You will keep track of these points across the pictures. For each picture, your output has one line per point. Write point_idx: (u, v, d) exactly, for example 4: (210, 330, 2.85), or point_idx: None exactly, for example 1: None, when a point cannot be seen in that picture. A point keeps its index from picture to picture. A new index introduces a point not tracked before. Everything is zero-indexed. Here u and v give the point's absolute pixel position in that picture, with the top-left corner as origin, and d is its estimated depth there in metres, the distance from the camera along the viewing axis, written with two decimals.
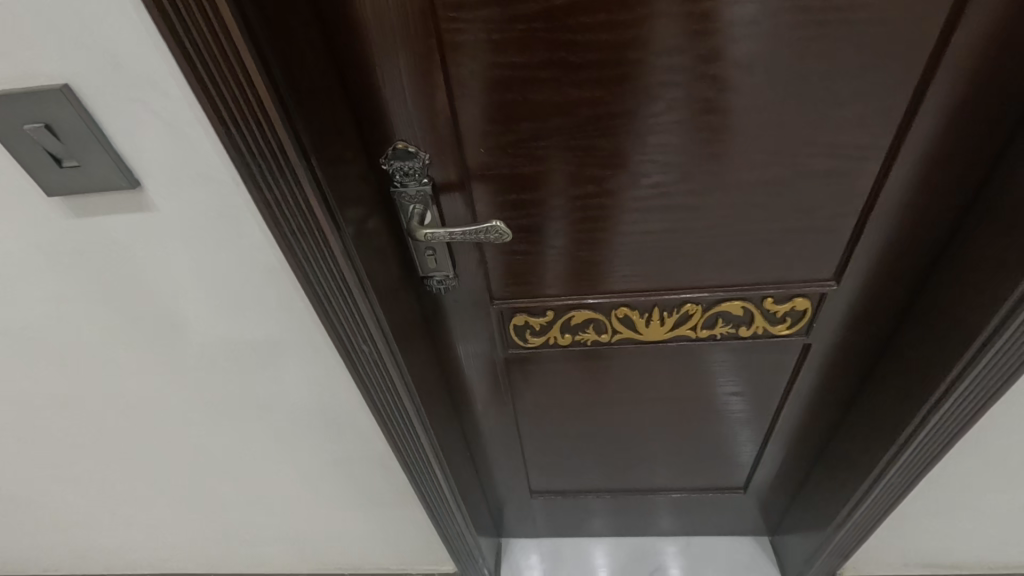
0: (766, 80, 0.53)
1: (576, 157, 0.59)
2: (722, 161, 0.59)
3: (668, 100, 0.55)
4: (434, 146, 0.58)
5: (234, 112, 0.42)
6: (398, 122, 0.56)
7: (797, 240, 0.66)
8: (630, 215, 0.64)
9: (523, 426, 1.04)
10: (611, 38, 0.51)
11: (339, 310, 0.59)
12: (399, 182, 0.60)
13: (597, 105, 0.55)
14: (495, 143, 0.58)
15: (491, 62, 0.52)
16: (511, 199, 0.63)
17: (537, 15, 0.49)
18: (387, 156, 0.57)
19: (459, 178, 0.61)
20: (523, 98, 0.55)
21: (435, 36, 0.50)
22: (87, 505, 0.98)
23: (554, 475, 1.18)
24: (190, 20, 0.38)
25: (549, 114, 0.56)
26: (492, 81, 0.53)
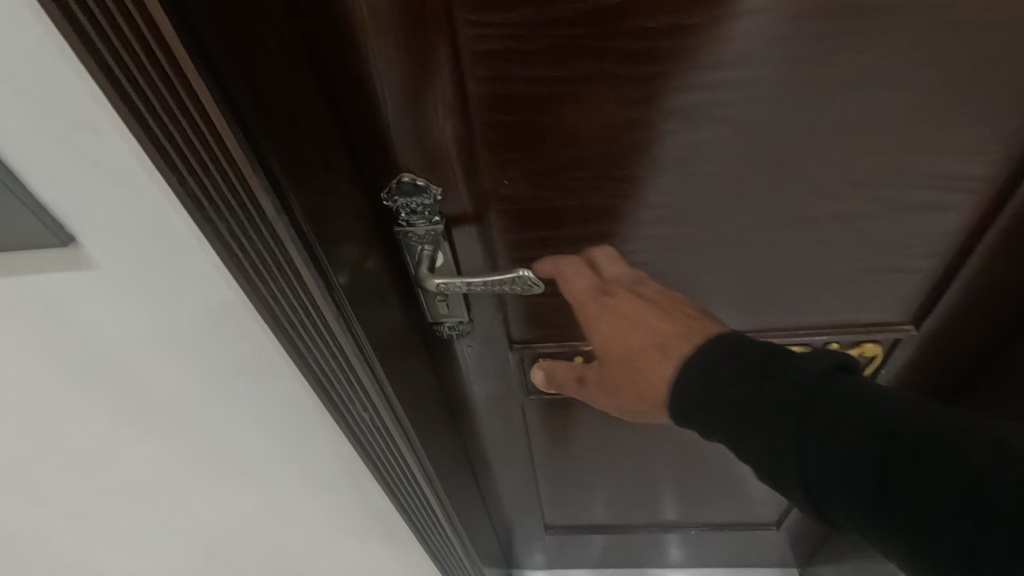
0: (868, 102, 0.42)
1: (616, 191, 0.49)
2: (798, 197, 0.49)
3: (739, 124, 0.44)
4: (446, 177, 0.47)
5: (187, 152, 0.32)
6: (403, 151, 0.45)
7: (875, 283, 0.56)
8: (680, 254, 0.54)
9: (539, 464, 0.95)
10: (672, 48, 0.39)
11: (334, 376, 0.49)
12: (403, 220, 0.49)
13: (646, 130, 0.44)
14: (520, 174, 0.48)
15: (518, 78, 0.41)
16: (537, 237, 0.53)
17: (581, 19, 0.38)
18: (389, 190, 0.47)
19: (477, 215, 0.51)
20: (556, 122, 0.44)
21: (450, 45, 0.39)
22: (54, 565, 0.87)
23: (571, 512, 1.10)
24: (115, 34, 0.27)
25: (587, 140, 0.45)
26: (518, 101, 0.43)
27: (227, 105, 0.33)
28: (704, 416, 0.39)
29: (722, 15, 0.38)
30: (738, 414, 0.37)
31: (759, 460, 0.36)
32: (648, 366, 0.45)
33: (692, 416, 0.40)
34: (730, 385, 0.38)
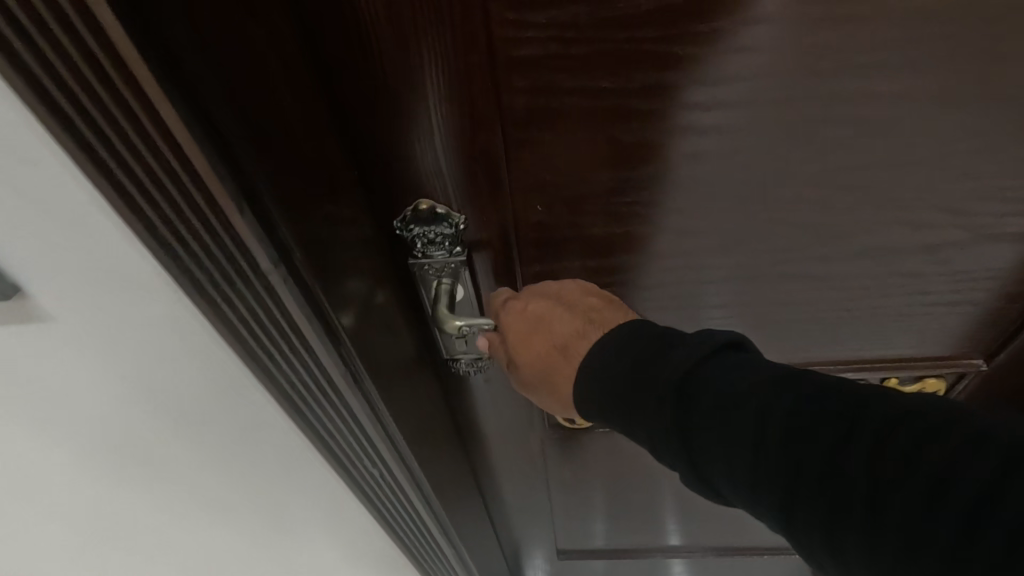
0: (974, 119, 0.35)
1: (666, 220, 0.42)
2: (879, 227, 0.42)
3: (820, 144, 0.37)
4: (470, 203, 0.41)
5: (159, 199, 0.24)
6: (421, 174, 0.38)
7: (949, 319, 0.50)
8: (735, 290, 0.47)
9: (556, 503, 0.88)
10: (744, 54, 0.33)
11: (341, 437, 0.42)
12: (417, 251, 0.42)
13: (709, 151, 0.38)
14: (556, 200, 0.41)
15: (562, 90, 0.34)
16: (569, 268, 0.46)
17: (644, 20, 0.31)
18: (404, 219, 0.40)
19: (503, 245, 0.44)
20: (603, 142, 0.37)
21: (483, 49, 0.32)
22: None
23: (585, 548, 1.02)
24: (51, 47, 0.20)
25: (637, 162, 0.38)
26: (560, 117, 0.36)
27: (207, 136, 0.25)
28: (615, 418, 0.37)
29: (807, 12, 0.31)
30: (645, 418, 0.34)
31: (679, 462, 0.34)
32: (554, 371, 0.42)
33: (607, 418, 0.38)
34: (625, 386, 0.35)
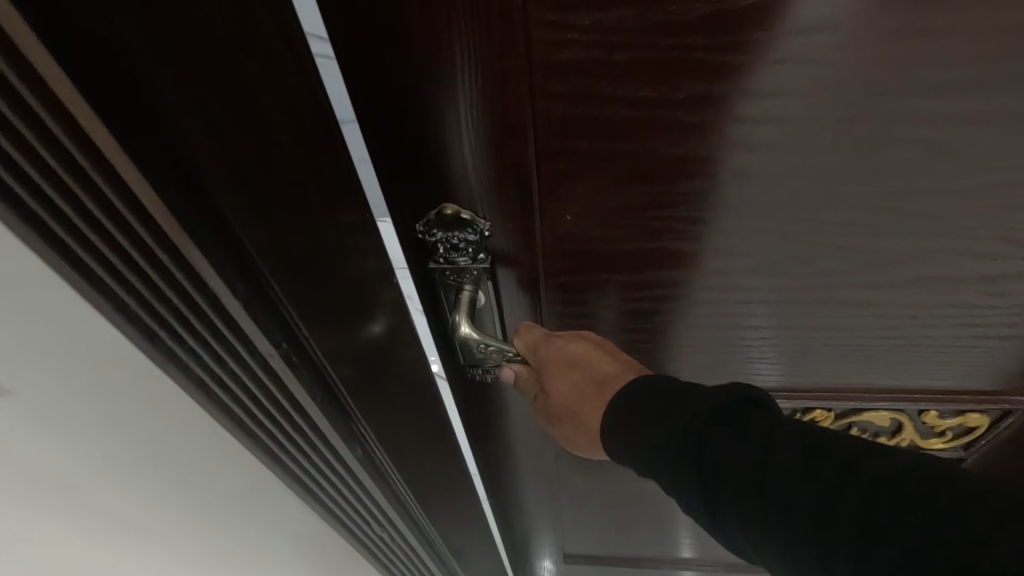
0: None
1: (699, 238, 0.40)
2: (935, 254, 0.39)
3: (878, 164, 0.34)
4: (496, 211, 0.39)
5: (135, 271, 0.25)
6: (445, 177, 0.36)
7: (1001, 353, 0.47)
8: (770, 313, 0.45)
9: (566, 512, 0.87)
10: (804, 65, 0.30)
11: (336, 494, 0.44)
12: (439, 257, 0.41)
13: (757, 169, 0.35)
14: (586, 213, 0.39)
15: (598, 99, 0.32)
16: (597, 283, 0.44)
17: (697, 25, 0.29)
18: (425, 225, 0.39)
19: (526, 256, 0.42)
20: (635, 156, 0.35)
21: (520, 51, 0.30)
22: None
23: (594, 554, 1.01)
24: (29, 128, 0.20)
25: (671, 178, 0.36)
26: (598, 126, 0.33)
27: (179, 192, 0.25)
28: (638, 471, 0.35)
29: (877, 23, 0.28)
30: (664, 475, 0.33)
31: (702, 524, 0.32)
32: (585, 402, 0.41)
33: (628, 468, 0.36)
34: (639, 435, 0.34)
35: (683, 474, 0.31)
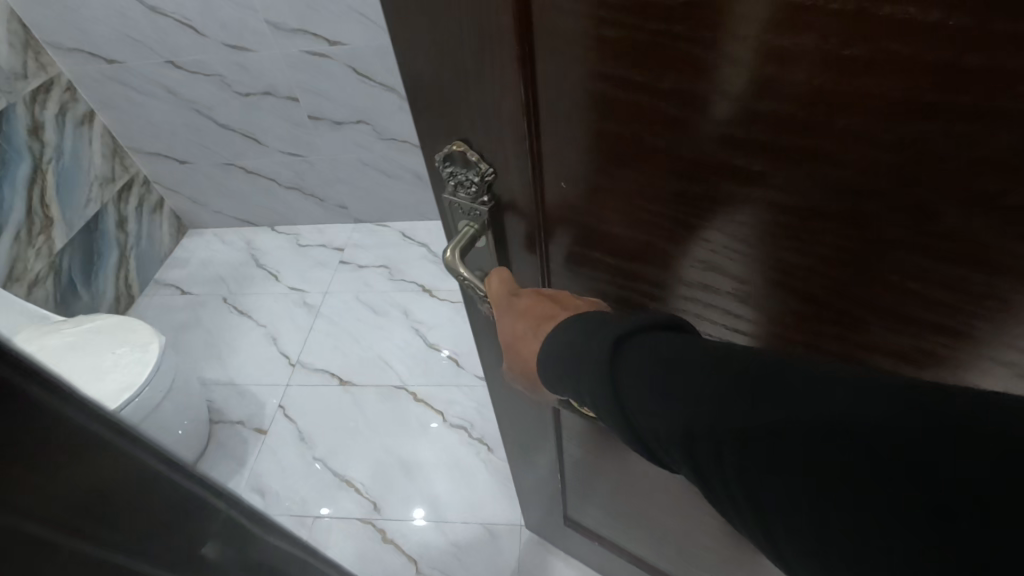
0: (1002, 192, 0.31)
1: (678, 236, 0.45)
2: (889, 293, 0.40)
3: (832, 187, 0.35)
4: (498, 159, 0.46)
5: None
6: (459, 122, 0.45)
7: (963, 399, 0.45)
8: (739, 311, 0.49)
9: (566, 476, 0.92)
10: (806, 85, 0.31)
11: None
12: (450, 187, 0.50)
13: (751, 188, 0.38)
14: (576, 182, 0.45)
15: (604, 83, 0.37)
16: (587, 253, 0.52)
17: (671, 14, 0.32)
18: (441, 157, 0.48)
19: (528, 210, 0.50)
20: (629, 148, 0.40)
21: (523, 23, 0.36)
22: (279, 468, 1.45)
23: (590, 523, 1.04)
24: None
25: (652, 168, 0.41)
26: (583, 101, 0.39)
27: None
28: (581, 397, 0.42)
29: (834, 42, 0.29)
30: (598, 403, 0.39)
31: (635, 443, 0.38)
32: (520, 343, 0.48)
33: (567, 390, 0.43)
34: (577, 372, 0.41)
35: (605, 399, 0.38)
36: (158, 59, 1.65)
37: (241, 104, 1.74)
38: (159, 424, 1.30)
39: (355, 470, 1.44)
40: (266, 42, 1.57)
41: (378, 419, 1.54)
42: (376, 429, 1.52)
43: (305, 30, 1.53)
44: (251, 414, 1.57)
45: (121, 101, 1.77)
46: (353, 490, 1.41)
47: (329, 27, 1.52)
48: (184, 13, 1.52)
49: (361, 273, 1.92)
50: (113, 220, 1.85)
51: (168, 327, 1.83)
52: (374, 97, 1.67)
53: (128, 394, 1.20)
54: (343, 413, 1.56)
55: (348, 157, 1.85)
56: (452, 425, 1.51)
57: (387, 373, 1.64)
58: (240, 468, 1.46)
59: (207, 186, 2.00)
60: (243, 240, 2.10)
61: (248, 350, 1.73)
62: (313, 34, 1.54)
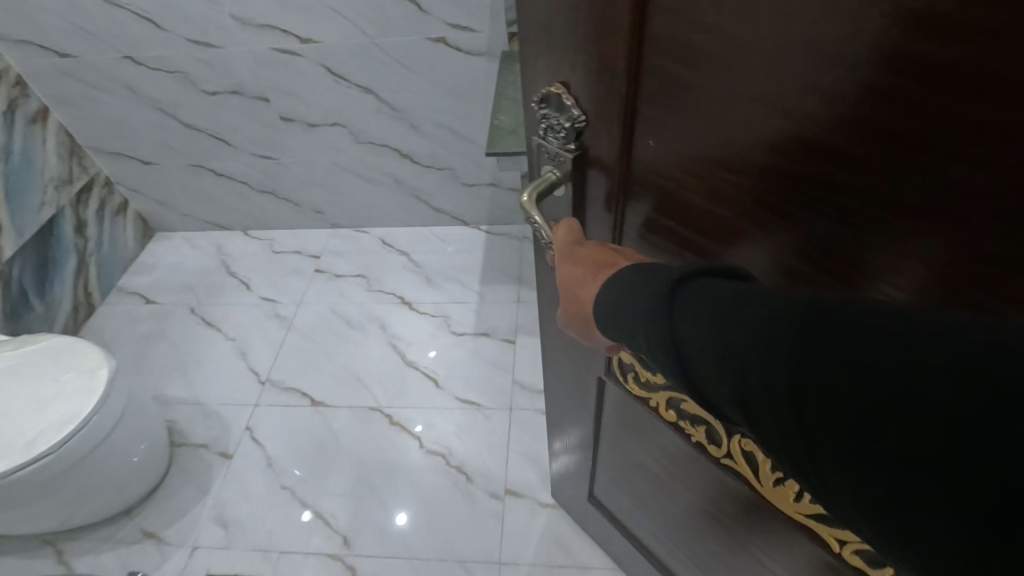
0: None
1: (757, 216, 0.43)
2: None
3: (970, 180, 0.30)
4: (591, 108, 0.48)
5: None
6: (566, 66, 0.47)
7: None
8: None
9: (599, 450, 0.92)
10: (925, 55, 0.29)
11: None
12: (543, 130, 0.52)
13: (841, 170, 0.36)
14: (658, 139, 0.45)
15: (711, 38, 0.37)
16: (665, 222, 0.50)
17: None
18: (540, 97, 0.51)
19: (612, 166, 0.50)
20: (719, 110, 0.39)
21: None
22: (241, 496, 1.31)
23: (619, 510, 1.00)
24: None
25: (739, 132, 0.39)
26: (682, 55, 0.39)
27: None
28: (636, 344, 0.40)
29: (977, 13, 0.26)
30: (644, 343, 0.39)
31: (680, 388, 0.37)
32: (576, 290, 0.49)
33: (619, 335, 0.42)
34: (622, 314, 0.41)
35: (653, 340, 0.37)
36: (114, 54, 1.50)
37: (207, 102, 1.61)
38: (107, 457, 1.16)
39: (327, 501, 1.29)
40: (233, 38, 1.44)
41: (353, 444, 1.38)
42: (349, 455, 1.36)
43: (274, 26, 1.40)
44: (216, 437, 1.42)
45: (77, 98, 1.62)
46: (322, 525, 1.25)
47: (300, 23, 1.40)
48: (140, 5, 1.39)
49: (338, 283, 1.78)
50: (70, 225, 1.71)
51: (129, 340, 1.69)
52: (348, 98, 1.55)
53: (70, 428, 1.05)
54: (313, 435, 1.40)
55: (325, 160, 1.74)
56: (429, 451, 1.34)
57: (360, 393, 1.47)
58: (203, 497, 1.31)
59: (174, 187, 1.88)
60: (213, 245, 1.98)
61: (213, 367, 1.59)
62: (282, 30, 1.42)
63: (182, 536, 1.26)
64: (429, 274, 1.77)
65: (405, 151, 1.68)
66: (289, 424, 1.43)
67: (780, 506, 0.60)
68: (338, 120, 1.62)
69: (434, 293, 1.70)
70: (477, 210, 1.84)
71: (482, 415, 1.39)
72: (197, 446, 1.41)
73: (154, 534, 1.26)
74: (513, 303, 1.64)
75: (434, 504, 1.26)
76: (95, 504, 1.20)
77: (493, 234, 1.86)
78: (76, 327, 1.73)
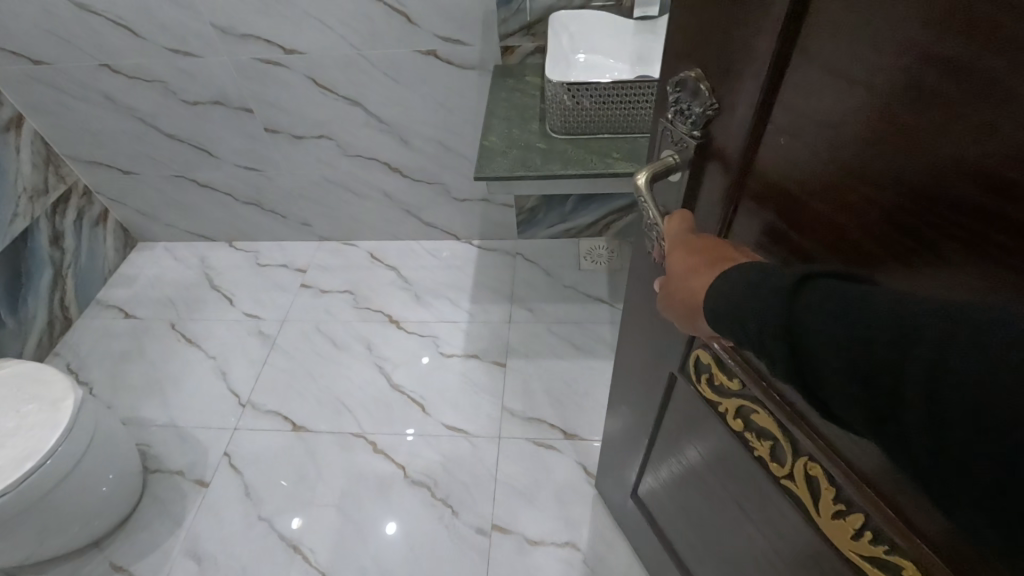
0: None
1: (875, 235, 0.38)
2: None
3: None
4: (724, 94, 0.45)
5: None
6: (710, 47, 0.45)
7: None
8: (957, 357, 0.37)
9: (656, 449, 0.88)
10: None
11: None
12: (672, 113, 0.50)
13: (996, 198, 0.30)
14: (787, 132, 0.41)
15: (873, 25, 0.33)
16: (775, 224, 0.46)
17: None
18: (676, 81, 0.49)
19: (732, 159, 0.47)
20: (858, 107, 0.35)
21: None
22: (214, 529, 1.25)
23: (657, 511, 0.97)
24: None
25: (879, 135, 0.35)
26: (839, 41, 0.35)
27: None
28: (749, 346, 0.37)
29: None
30: (762, 342, 0.36)
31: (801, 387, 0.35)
32: (683, 277, 0.45)
33: (724, 333, 0.39)
34: (731, 309, 0.37)
35: (773, 335, 0.34)
36: (90, 62, 1.44)
37: (189, 112, 1.55)
38: (73, 491, 1.10)
39: (306, 534, 1.23)
40: (214, 47, 1.38)
41: (334, 474, 1.32)
42: (329, 488, 1.30)
43: (258, 36, 1.35)
44: (192, 463, 1.37)
45: (52, 106, 1.56)
46: (300, 560, 1.20)
47: (283, 33, 1.34)
48: (117, 12, 1.33)
49: (323, 300, 1.72)
50: (46, 237, 1.65)
51: (105, 357, 1.63)
52: (336, 110, 1.50)
53: (31, 463, 0.99)
54: (293, 462, 1.35)
55: (311, 173, 1.68)
56: (413, 481, 1.29)
57: (342, 418, 1.42)
58: (176, 528, 1.26)
59: (156, 197, 1.82)
60: (196, 257, 1.92)
61: (192, 386, 1.53)
62: (266, 40, 1.36)
63: (152, 570, 1.20)
64: (418, 291, 1.71)
65: (394, 165, 1.63)
66: (269, 449, 1.37)
67: (835, 544, 0.54)
68: (324, 132, 1.56)
69: (423, 312, 1.65)
70: (468, 224, 1.79)
71: (469, 443, 1.34)
72: (174, 471, 1.35)
73: (123, 568, 1.21)
74: (504, 322, 1.59)
75: (416, 541, 1.20)
76: (61, 538, 1.15)
77: (485, 249, 1.81)
78: (50, 344, 1.67)
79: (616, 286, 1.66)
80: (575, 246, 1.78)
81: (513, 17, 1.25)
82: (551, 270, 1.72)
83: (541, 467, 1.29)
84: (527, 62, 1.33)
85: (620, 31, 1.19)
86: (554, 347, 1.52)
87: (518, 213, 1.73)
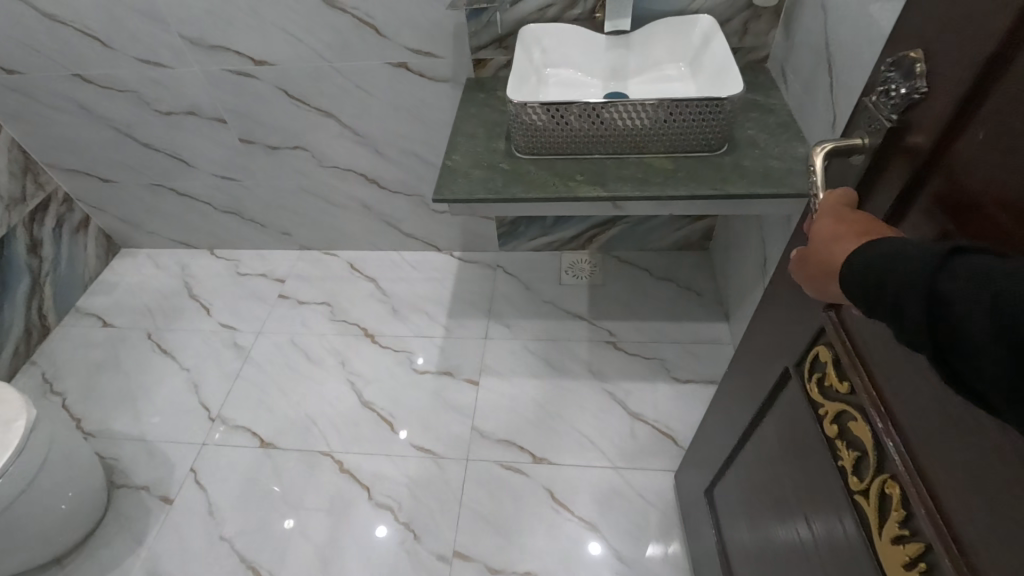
0: None
1: None
2: None
3: None
4: (936, 77, 0.43)
5: None
6: (937, 27, 0.43)
7: None
8: None
9: (747, 447, 0.84)
10: None
11: None
12: (877, 93, 0.50)
13: None
14: (984, 126, 0.39)
15: None
16: (946, 225, 0.43)
17: None
18: (893, 60, 0.48)
19: (922, 147, 0.45)
20: None
21: None
22: (173, 548, 1.24)
23: (727, 514, 0.94)
24: None
25: None
26: None
27: None
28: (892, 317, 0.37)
29: None
30: (899, 310, 0.36)
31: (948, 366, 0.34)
32: (824, 243, 0.45)
33: (867, 302, 0.39)
34: (873, 272, 0.38)
35: (914, 294, 0.35)
36: (62, 71, 1.42)
37: (162, 123, 1.53)
38: (27, 513, 1.08)
39: (265, 558, 1.21)
40: (183, 57, 1.36)
41: (299, 494, 1.30)
42: (295, 505, 1.28)
43: (227, 47, 1.32)
44: (158, 479, 1.35)
45: (27, 114, 1.54)
46: None
47: (251, 43, 1.31)
48: (84, 22, 1.31)
49: (300, 311, 1.71)
50: (23, 246, 1.64)
51: (80, 367, 1.63)
52: (309, 122, 1.47)
53: None
54: (256, 481, 1.33)
55: (288, 183, 1.66)
56: (377, 504, 1.27)
57: (309, 435, 1.40)
58: (138, 546, 1.25)
59: (135, 205, 1.80)
60: (177, 265, 1.91)
61: (162, 399, 1.52)
62: (237, 51, 1.33)
63: None
64: (395, 304, 1.69)
65: (371, 177, 1.60)
66: (235, 467, 1.36)
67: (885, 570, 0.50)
68: (300, 143, 1.54)
69: (399, 326, 1.62)
70: (449, 236, 1.76)
71: (436, 465, 1.31)
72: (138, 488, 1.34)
73: None
74: (480, 339, 1.56)
75: (375, 566, 1.18)
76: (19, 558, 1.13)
77: (466, 262, 1.78)
78: (27, 353, 1.67)
79: (597, 303, 1.62)
80: (558, 259, 1.74)
81: (484, 30, 1.21)
82: (531, 284, 1.69)
83: (506, 492, 1.26)
84: (499, 75, 1.29)
85: (591, 45, 1.16)
86: (528, 366, 1.49)
87: (498, 225, 1.69)
